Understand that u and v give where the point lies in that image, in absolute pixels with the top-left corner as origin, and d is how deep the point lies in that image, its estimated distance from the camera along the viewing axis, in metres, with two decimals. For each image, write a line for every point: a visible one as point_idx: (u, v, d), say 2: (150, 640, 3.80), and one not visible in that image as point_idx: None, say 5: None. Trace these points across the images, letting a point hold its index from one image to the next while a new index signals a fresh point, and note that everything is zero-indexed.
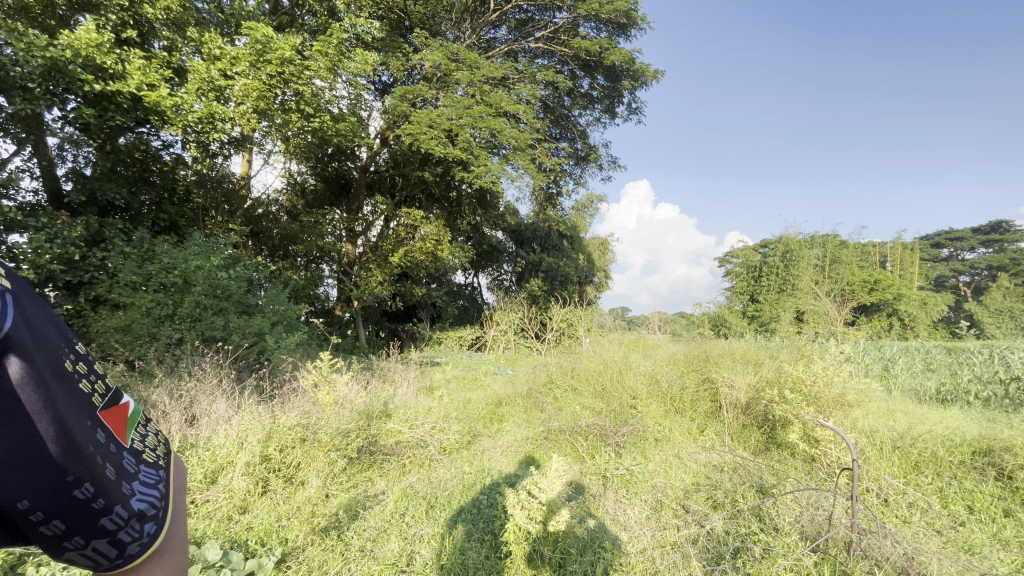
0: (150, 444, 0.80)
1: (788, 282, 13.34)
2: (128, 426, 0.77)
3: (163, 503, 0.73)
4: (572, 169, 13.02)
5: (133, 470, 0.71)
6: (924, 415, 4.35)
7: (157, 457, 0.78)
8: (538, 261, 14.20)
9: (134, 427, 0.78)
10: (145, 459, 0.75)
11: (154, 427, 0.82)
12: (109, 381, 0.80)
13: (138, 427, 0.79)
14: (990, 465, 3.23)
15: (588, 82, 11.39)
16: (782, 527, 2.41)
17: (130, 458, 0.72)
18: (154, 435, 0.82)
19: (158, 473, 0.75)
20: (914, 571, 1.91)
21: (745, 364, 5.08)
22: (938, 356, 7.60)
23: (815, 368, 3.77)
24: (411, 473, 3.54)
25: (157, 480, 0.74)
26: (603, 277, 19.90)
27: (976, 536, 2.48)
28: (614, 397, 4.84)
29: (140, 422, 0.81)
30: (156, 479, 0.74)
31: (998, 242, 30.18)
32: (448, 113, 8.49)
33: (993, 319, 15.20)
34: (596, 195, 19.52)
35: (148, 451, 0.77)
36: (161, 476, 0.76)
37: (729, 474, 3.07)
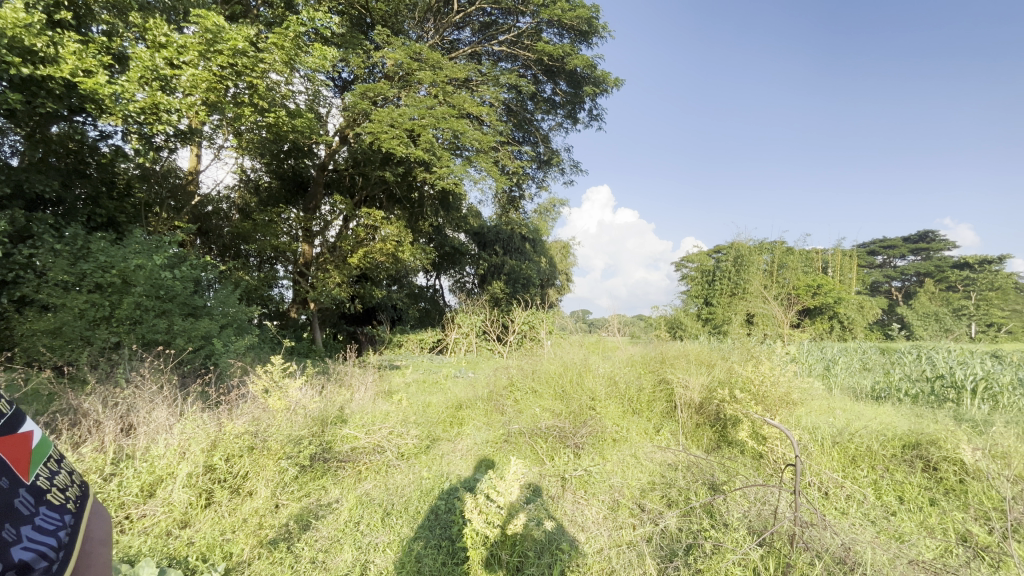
0: (60, 484, 0.76)
1: (739, 285, 13.92)
2: (33, 460, 0.73)
3: (57, 554, 0.69)
4: (534, 172, 13.13)
5: (28, 513, 0.67)
6: (860, 412, 4.63)
7: (65, 499, 0.75)
8: (501, 263, 14.19)
9: (40, 462, 0.74)
10: (51, 501, 0.72)
11: (69, 464, 0.80)
12: (15, 406, 0.76)
13: (48, 463, 0.76)
14: (918, 457, 3.46)
15: (551, 87, 11.57)
16: (730, 523, 2.49)
17: (30, 499, 0.69)
18: (67, 474, 0.79)
19: (62, 519, 0.72)
20: (850, 560, 2.01)
21: (699, 365, 5.26)
22: (873, 357, 8.12)
23: (763, 369, 3.95)
24: (367, 480, 3.43)
25: (59, 526, 0.71)
26: (564, 280, 20.15)
27: (905, 525, 2.64)
28: (574, 399, 4.88)
29: (51, 457, 0.78)
30: (55, 526, 0.70)
31: (926, 251, 32.64)
32: (410, 113, 8.36)
33: (921, 321, 16.42)
34: (557, 199, 19.79)
35: (56, 491, 0.74)
36: (65, 522, 0.73)
37: (682, 473, 3.18)
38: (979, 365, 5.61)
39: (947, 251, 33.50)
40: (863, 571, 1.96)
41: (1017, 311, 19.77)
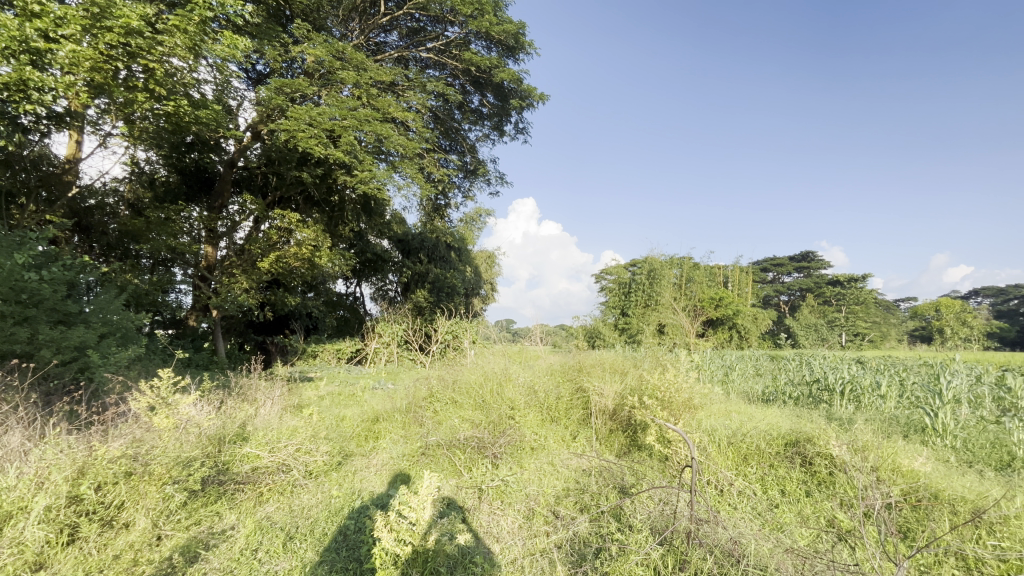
0: None
1: (653, 297, 14.83)
2: None
3: None
4: (460, 181, 13.16)
5: None
6: (752, 414, 5.08)
7: None
8: (425, 271, 13.88)
9: None
10: None
11: None
12: None
13: None
14: (797, 453, 3.87)
15: (478, 98, 11.71)
16: (635, 525, 2.61)
17: None
18: None
19: None
20: (735, 552, 2.19)
21: (613, 373, 5.52)
22: (764, 364, 9.01)
23: (670, 376, 4.24)
24: (268, 503, 3.18)
25: None
26: (489, 289, 20.28)
27: (784, 515, 2.93)
28: (493, 408, 4.89)
29: None
30: None
31: (808, 269, 36.96)
32: (330, 112, 7.98)
33: (803, 331, 18.53)
34: (483, 209, 19.93)
35: None
36: None
37: (595, 478, 3.30)
38: (847, 370, 6.41)
39: (825, 270, 38.17)
40: (747, 562, 2.13)
41: (877, 322, 22.97)
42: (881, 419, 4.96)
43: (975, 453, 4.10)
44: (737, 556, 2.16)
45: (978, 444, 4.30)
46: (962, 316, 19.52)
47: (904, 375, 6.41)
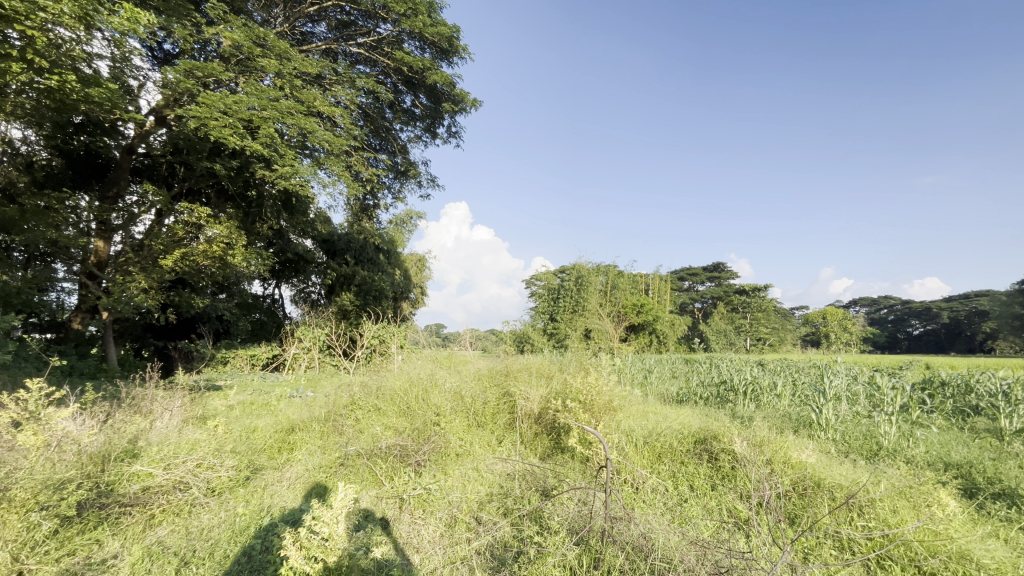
0: None
1: (580, 303, 15.34)
2: None
3: None
4: (390, 182, 12.84)
5: None
6: (667, 414, 5.40)
7: None
8: (352, 273, 13.18)
9: None
10: None
11: None
12: None
13: None
14: (704, 449, 4.16)
15: (410, 98, 11.50)
16: (553, 527, 2.67)
17: None
18: None
19: None
20: (645, 547, 2.31)
21: (539, 377, 5.63)
22: (679, 366, 9.63)
23: (591, 380, 4.40)
24: (161, 527, 2.87)
25: None
26: (419, 293, 19.91)
27: (691, 509, 3.12)
28: (417, 415, 4.78)
29: None
30: None
31: (719, 279, 40.03)
32: (248, 101, 7.44)
33: (715, 336, 20.03)
34: (414, 211, 19.57)
35: None
36: None
37: (518, 481, 3.33)
38: (749, 372, 7.02)
39: (733, 279, 41.55)
40: (654, 556, 2.24)
41: (775, 328, 25.39)
42: (776, 416, 5.48)
43: (851, 443, 4.64)
44: (645, 551, 2.27)
45: (853, 436, 4.87)
46: (843, 322, 22.12)
47: (796, 375, 7.13)
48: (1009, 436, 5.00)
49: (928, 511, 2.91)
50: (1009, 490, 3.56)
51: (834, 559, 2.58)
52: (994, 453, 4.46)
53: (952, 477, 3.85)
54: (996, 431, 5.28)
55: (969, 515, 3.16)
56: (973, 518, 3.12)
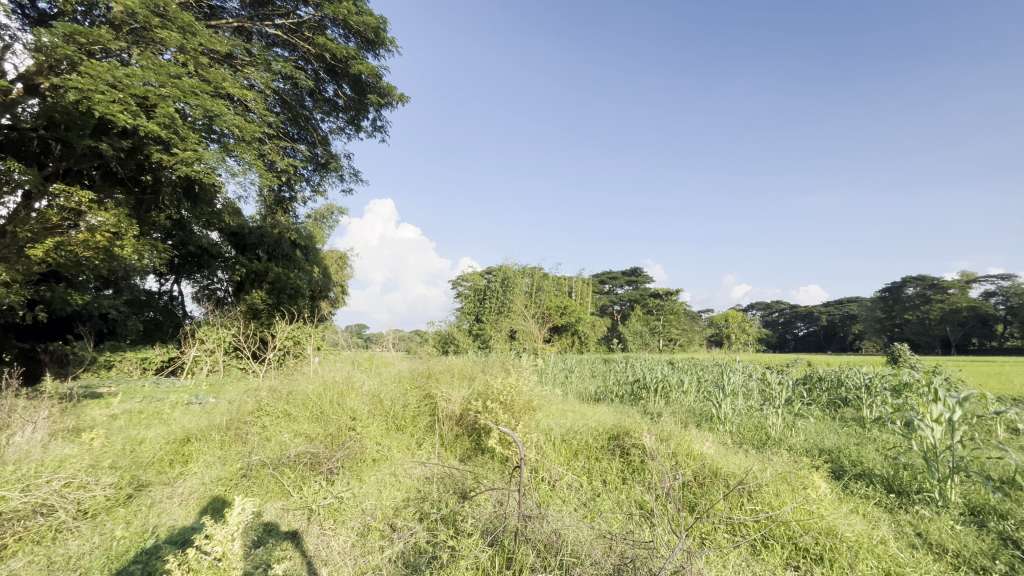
0: None
1: (506, 304, 15.50)
2: None
3: None
4: (308, 174, 12.16)
5: None
6: (584, 412, 5.61)
7: None
8: (264, 270, 12.26)
9: None
10: None
11: None
12: None
13: None
14: (617, 445, 4.37)
15: (332, 88, 10.96)
16: (467, 529, 2.66)
17: None
18: None
19: None
20: (555, 544, 2.36)
21: (461, 378, 5.61)
22: (598, 366, 10.05)
23: (512, 380, 4.45)
24: (15, 558, 2.47)
25: None
26: (339, 292, 19.04)
27: (603, 503, 3.25)
28: (332, 420, 4.55)
29: None
30: None
31: (636, 283, 42.25)
32: (143, 75, 6.67)
33: (632, 338, 21.18)
34: (335, 206, 18.68)
35: None
36: None
37: (436, 484, 3.28)
38: (660, 371, 7.49)
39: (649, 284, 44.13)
40: (564, 551, 2.30)
41: (685, 330, 27.36)
42: (683, 412, 5.89)
43: (744, 435, 5.10)
44: (556, 547, 2.34)
45: (746, 427, 5.36)
46: (742, 324, 24.35)
47: (701, 373, 7.73)
48: (869, 424, 5.77)
49: (804, 493, 3.28)
50: (868, 471, 4.11)
51: (725, 542, 2.82)
52: (858, 439, 5.13)
53: (824, 461, 4.37)
54: (860, 420, 6.07)
55: (837, 494, 3.59)
56: (840, 497, 3.55)
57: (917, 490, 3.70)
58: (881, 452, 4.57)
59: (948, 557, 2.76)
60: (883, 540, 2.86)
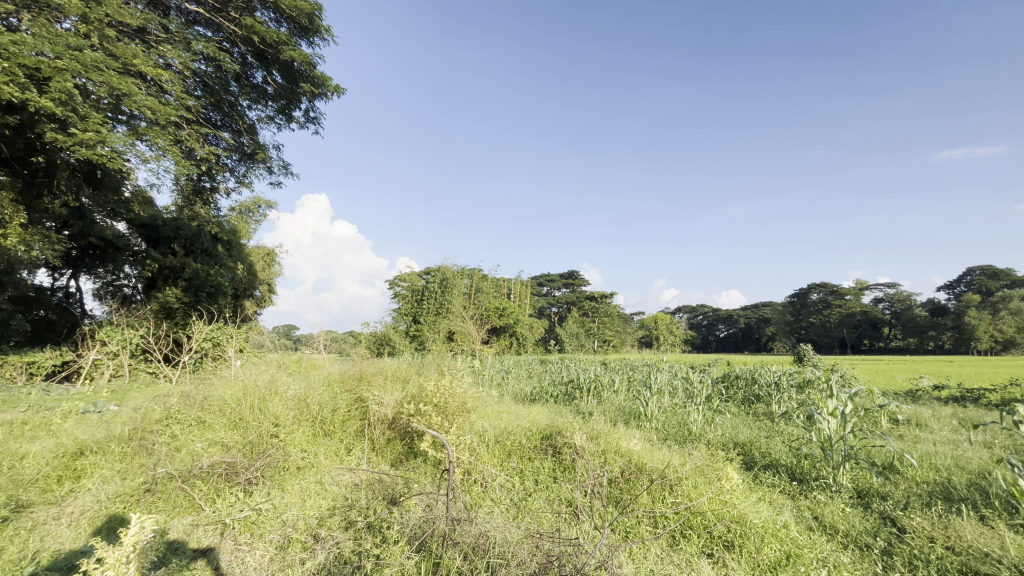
0: None
1: (444, 305, 15.32)
2: None
3: None
4: (232, 163, 11.36)
5: None
6: (519, 413, 5.64)
7: None
8: (180, 266, 11.27)
9: None
10: None
11: None
12: None
13: None
14: (549, 444, 4.45)
15: (261, 74, 10.32)
16: (394, 536, 2.60)
17: None
18: None
19: None
20: (482, 546, 2.37)
21: (394, 381, 5.47)
22: (534, 367, 10.19)
23: (445, 382, 4.41)
24: None
25: None
26: (266, 291, 17.94)
27: (533, 503, 3.30)
28: (252, 427, 4.26)
29: None
30: None
31: (573, 285, 43.39)
32: (35, 44, 5.92)
33: (569, 339, 21.69)
34: (263, 200, 17.59)
35: None
36: None
37: (365, 491, 3.18)
38: (593, 371, 7.71)
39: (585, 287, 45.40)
40: (491, 553, 2.31)
41: (619, 331, 28.42)
42: (613, 411, 6.11)
43: (669, 431, 5.37)
44: (484, 549, 2.34)
45: (670, 424, 5.65)
46: (671, 326, 25.69)
47: (631, 373, 8.06)
48: (778, 418, 6.29)
49: (720, 484, 3.50)
50: (775, 461, 4.48)
51: (646, 535, 2.96)
52: (768, 432, 5.57)
53: (738, 454, 4.70)
54: (770, 414, 6.59)
55: (749, 484, 3.88)
56: (750, 486, 3.84)
57: (815, 477, 4.08)
58: (786, 443, 5.00)
59: (839, 537, 3.06)
60: (786, 525, 3.12)
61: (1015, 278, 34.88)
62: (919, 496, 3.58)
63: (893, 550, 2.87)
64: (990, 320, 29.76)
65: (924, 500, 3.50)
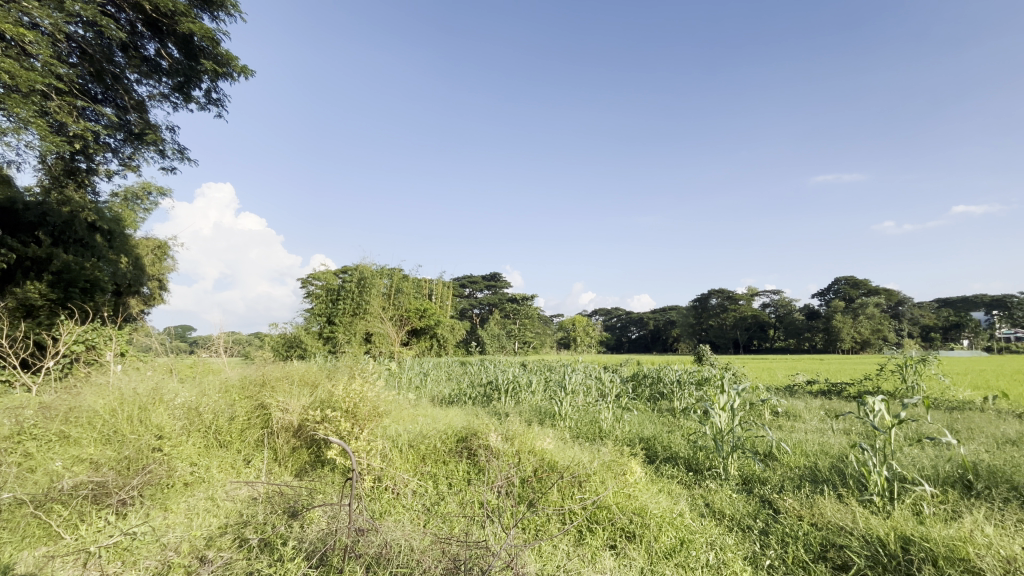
0: None
1: (361, 305, 14.70)
2: None
3: None
4: (115, 143, 10.04)
5: None
6: (435, 416, 5.56)
7: None
8: (48, 258, 9.71)
9: None
10: None
11: None
12: None
13: None
14: (464, 446, 4.44)
15: (154, 46, 9.26)
16: (290, 554, 2.44)
17: None
18: None
19: None
20: (385, 557, 2.29)
21: (301, 386, 5.16)
22: (454, 369, 10.11)
23: (356, 386, 4.24)
24: None
25: None
26: (156, 287, 16.08)
27: (446, 507, 3.26)
28: (129, 440, 3.78)
29: None
30: None
31: (496, 287, 43.71)
32: None
33: (490, 340, 21.81)
34: (153, 186, 15.77)
35: None
36: None
37: (263, 505, 2.95)
38: (512, 372, 7.81)
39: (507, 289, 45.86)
40: (394, 562, 2.24)
41: (538, 333, 29.09)
42: (529, 412, 6.23)
43: (581, 429, 5.59)
44: (387, 558, 2.27)
45: (583, 422, 5.89)
46: (588, 328, 26.79)
47: (548, 374, 8.27)
48: (678, 413, 6.80)
49: (624, 479, 3.72)
50: (675, 454, 4.83)
51: (554, 531, 3.05)
52: (669, 427, 6.00)
53: (642, 448, 5.00)
54: (672, 410, 7.10)
55: (651, 477, 4.15)
56: (652, 479, 4.10)
57: (708, 467, 4.45)
58: (685, 437, 5.40)
59: (725, 521, 3.36)
60: (681, 513, 3.36)
61: (870, 287, 40.83)
62: (792, 480, 4.04)
63: (769, 529, 3.22)
64: (852, 323, 34.52)
65: (795, 482, 3.97)
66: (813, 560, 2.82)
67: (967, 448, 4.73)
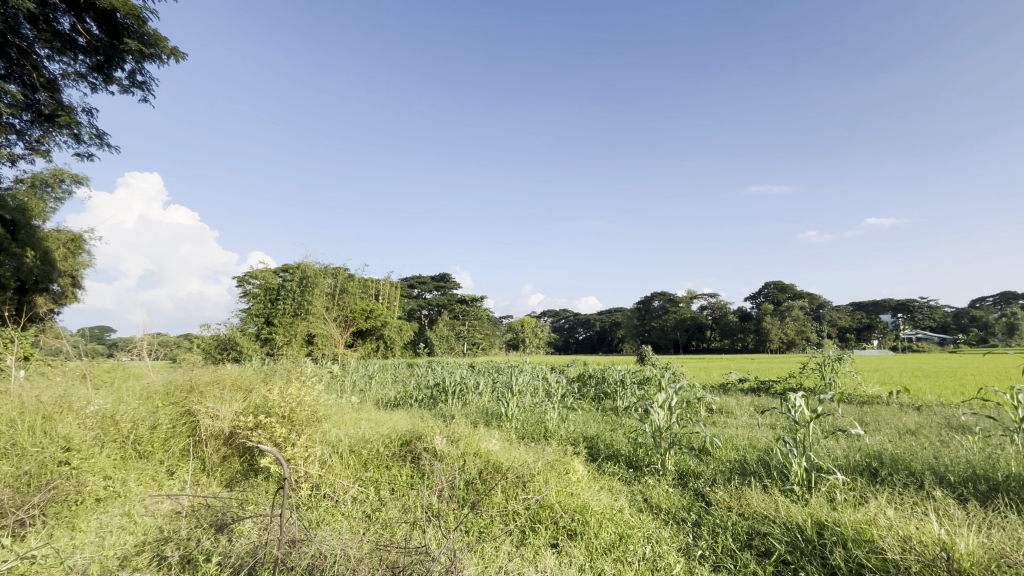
0: None
1: (303, 306, 14.10)
2: None
3: None
4: (20, 124, 9.05)
5: None
6: (379, 420, 5.42)
7: None
8: None
9: None
10: None
11: None
12: None
13: None
14: (408, 450, 4.35)
15: (69, 19, 8.43)
16: (215, 570, 2.30)
17: None
18: None
19: None
20: (318, 568, 2.20)
21: (233, 391, 4.87)
22: (400, 371, 9.88)
23: (293, 389, 4.05)
24: None
25: None
26: (68, 284, 14.63)
27: (387, 512, 3.18)
28: (30, 453, 3.42)
29: None
30: None
31: (446, 288, 43.22)
32: None
33: (438, 341, 21.52)
34: (67, 174, 14.35)
35: None
36: None
37: (186, 520, 2.76)
38: (459, 374, 7.75)
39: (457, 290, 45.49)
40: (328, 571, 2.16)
41: (487, 334, 29.03)
42: (475, 413, 6.20)
43: (526, 429, 5.64)
44: (321, 568, 2.19)
45: (529, 422, 5.94)
46: (536, 329, 27.06)
47: (496, 375, 8.27)
48: (621, 412, 7.01)
49: (566, 477, 3.80)
50: (616, 451, 4.98)
51: (497, 532, 3.05)
52: (612, 425, 6.17)
53: (586, 447, 5.12)
54: (615, 409, 7.30)
55: (594, 474, 4.25)
56: (595, 476, 4.21)
57: (647, 463, 4.62)
58: (626, 434, 5.58)
59: (661, 514, 3.50)
60: (620, 509, 3.47)
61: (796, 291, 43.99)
62: (723, 473, 4.27)
63: (701, 520, 3.38)
64: (780, 325, 37.07)
65: (726, 475, 4.20)
66: (740, 548, 3.00)
67: (875, 439, 5.19)
